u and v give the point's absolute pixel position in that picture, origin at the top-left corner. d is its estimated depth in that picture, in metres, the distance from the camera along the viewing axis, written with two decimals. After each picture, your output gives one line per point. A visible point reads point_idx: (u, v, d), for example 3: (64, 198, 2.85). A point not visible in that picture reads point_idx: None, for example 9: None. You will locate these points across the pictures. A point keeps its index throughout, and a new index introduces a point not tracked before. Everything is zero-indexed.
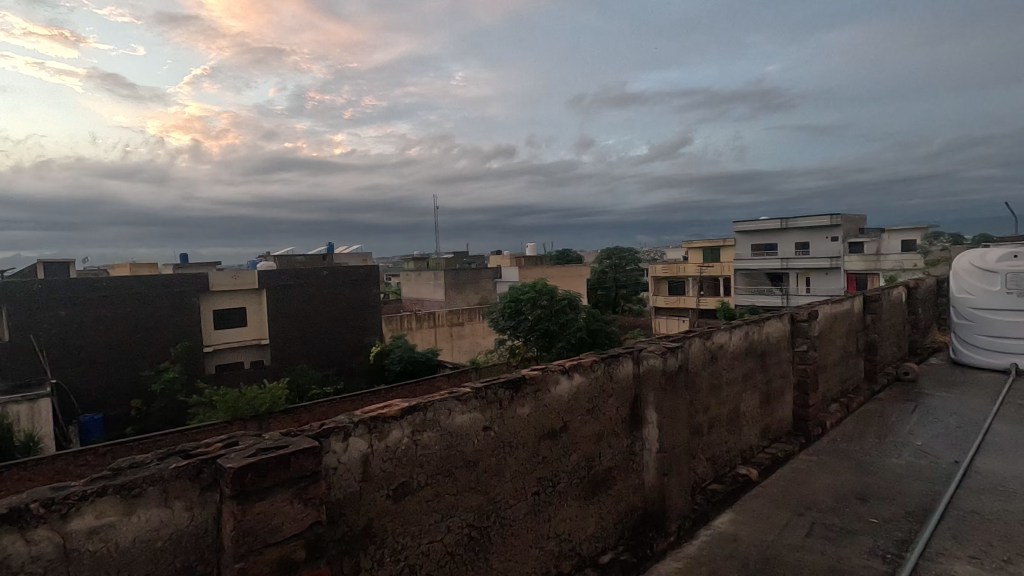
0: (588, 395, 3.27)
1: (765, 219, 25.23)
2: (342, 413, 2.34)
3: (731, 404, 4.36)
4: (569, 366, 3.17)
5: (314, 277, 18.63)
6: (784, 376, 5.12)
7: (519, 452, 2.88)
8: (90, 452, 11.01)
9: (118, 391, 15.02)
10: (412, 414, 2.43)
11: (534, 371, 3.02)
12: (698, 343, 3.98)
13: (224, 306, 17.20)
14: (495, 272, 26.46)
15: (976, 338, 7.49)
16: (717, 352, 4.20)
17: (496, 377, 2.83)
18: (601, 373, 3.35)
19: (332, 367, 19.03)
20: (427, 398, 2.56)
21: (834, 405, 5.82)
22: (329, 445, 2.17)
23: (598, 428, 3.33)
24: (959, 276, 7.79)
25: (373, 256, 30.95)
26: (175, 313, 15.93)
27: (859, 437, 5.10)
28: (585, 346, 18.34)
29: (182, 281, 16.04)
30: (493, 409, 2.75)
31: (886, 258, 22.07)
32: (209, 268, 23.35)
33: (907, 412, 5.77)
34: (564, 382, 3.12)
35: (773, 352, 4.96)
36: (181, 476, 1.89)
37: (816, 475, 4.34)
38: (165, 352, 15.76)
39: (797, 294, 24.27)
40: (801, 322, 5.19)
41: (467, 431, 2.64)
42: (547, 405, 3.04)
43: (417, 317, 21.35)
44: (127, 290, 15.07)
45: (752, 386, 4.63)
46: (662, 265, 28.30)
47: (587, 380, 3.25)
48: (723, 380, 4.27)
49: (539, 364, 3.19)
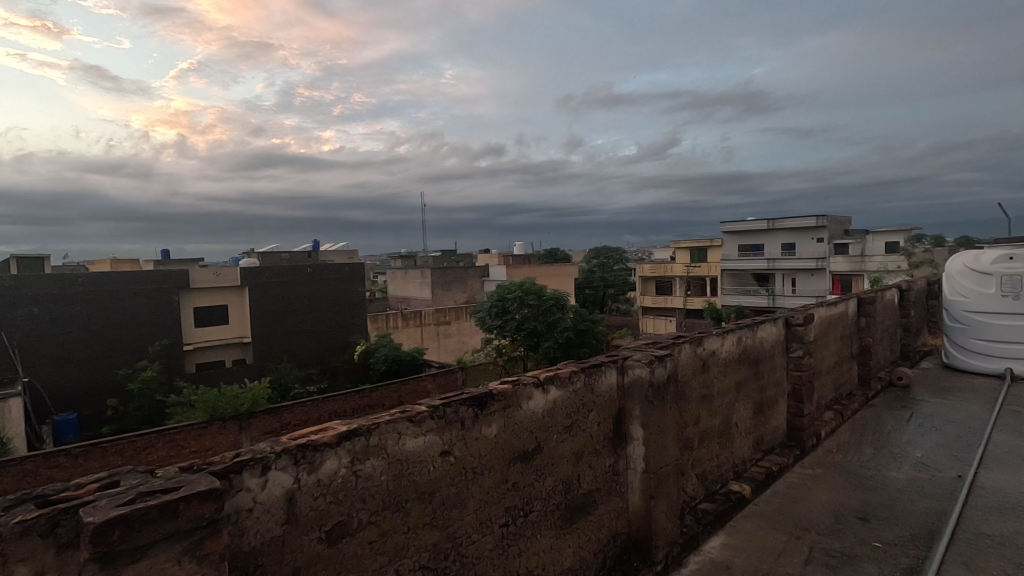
0: (566, 409, 3.13)
1: (752, 220, 25.29)
2: (264, 441, 2.14)
3: (722, 415, 4.23)
4: (543, 379, 3.01)
5: (298, 274, 18.32)
6: (778, 384, 5.03)
7: (488, 476, 2.73)
8: (63, 454, 10.81)
9: (93, 390, 14.59)
10: (351, 440, 2.23)
11: (503, 385, 2.86)
12: (687, 350, 3.85)
13: (205, 304, 16.82)
14: (482, 271, 26.29)
15: (970, 342, 7.48)
16: (709, 359, 4.08)
17: (457, 395, 2.67)
18: (581, 385, 3.22)
19: (315, 366, 18.71)
20: (373, 420, 2.37)
21: (829, 413, 5.75)
22: (240, 481, 1.96)
23: (577, 447, 3.19)
24: (953, 279, 7.75)
25: (359, 254, 30.65)
26: (153, 311, 15.53)
27: (856, 448, 5.02)
28: (572, 346, 18.23)
29: (162, 277, 15.66)
30: (452, 430, 2.59)
31: (871, 259, 22.13)
32: (190, 264, 22.94)
33: (904, 420, 5.70)
34: (538, 397, 2.97)
35: (767, 358, 4.86)
36: (29, 533, 1.63)
37: (812, 492, 4.23)
38: (142, 350, 15.35)
39: (783, 294, 24.39)
40: (796, 325, 5.08)
41: (421, 457, 2.46)
42: (517, 423, 2.88)
43: (403, 316, 21.13)
44: (104, 287, 14.67)
45: (745, 395, 4.53)
46: (649, 265, 28.33)
47: (564, 395, 3.12)
48: (714, 389, 4.14)
49: (510, 377, 3.04)
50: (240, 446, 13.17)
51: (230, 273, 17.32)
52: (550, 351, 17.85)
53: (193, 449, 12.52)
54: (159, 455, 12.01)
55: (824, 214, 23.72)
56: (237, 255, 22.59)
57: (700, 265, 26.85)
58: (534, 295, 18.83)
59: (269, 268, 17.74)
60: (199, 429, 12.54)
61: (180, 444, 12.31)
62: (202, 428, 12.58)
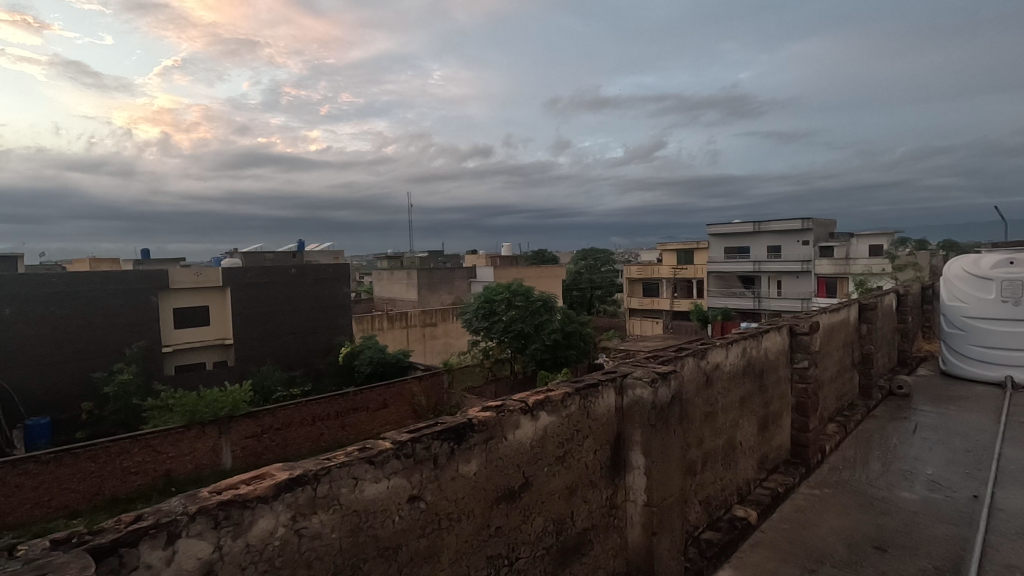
0: (558, 435, 2.97)
1: (738, 222, 25.40)
2: (178, 500, 1.89)
3: (726, 434, 4.12)
4: (532, 406, 2.84)
5: (281, 274, 17.97)
6: (783, 397, 4.96)
7: (468, 518, 2.56)
8: (31, 461, 10.54)
9: (67, 393, 14.14)
10: (291, 492, 2.00)
11: (485, 414, 2.68)
12: (691, 364, 3.71)
13: (185, 305, 16.43)
14: (469, 272, 26.10)
15: (969, 349, 7.46)
16: (713, 372, 3.95)
17: (433, 428, 2.47)
18: (575, 409, 3.06)
19: (299, 368, 18.37)
20: (324, 463, 2.14)
21: (832, 425, 5.70)
22: (135, 558, 1.71)
23: (570, 480, 3.04)
24: (953, 284, 7.72)
25: (344, 254, 30.28)
26: (131, 312, 15.10)
27: (861, 465, 4.94)
28: (559, 348, 18.12)
29: (139, 278, 15.24)
30: (424, 469, 2.39)
31: (856, 262, 22.29)
32: (172, 264, 22.48)
33: (908, 432, 5.65)
34: (525, 425, 2.81)
35: (772, 369, 4.77)
36: None
37: (822, 516, 4.12)
38: (119, 352, 14.91)
39: (768, 296, 24.50)
40: (800, 334, 5.01)
41: (385, 505, 2.25)
42: (501, 456, 2.70)
43: (389, 317, 20.86)
44: (78, 287, 14.23)
45: (749, 410, 4.42)
46: (636, 266, 28.34)
47: (556, 420, 2.95)
48: (718, 406, 4.02)
49: (495, 403, 2.85)
50: (220, 451, 12.88)
51: (212, 273, 16.94)
52: (537, 353, 17.72)
53: (171, 454, 12.17)
54: (135, 461, 11.69)
55: (808, 217, 23.91)
56: (219, 255, 22.13)
57: (687, 266, 26.92)
58: (521, 296, 18.67)
59: (252, 268, 17.40)
60: (176, 434, 12.23)
61: (157, 449, 11.95)
62: (180, 432, 12.28)
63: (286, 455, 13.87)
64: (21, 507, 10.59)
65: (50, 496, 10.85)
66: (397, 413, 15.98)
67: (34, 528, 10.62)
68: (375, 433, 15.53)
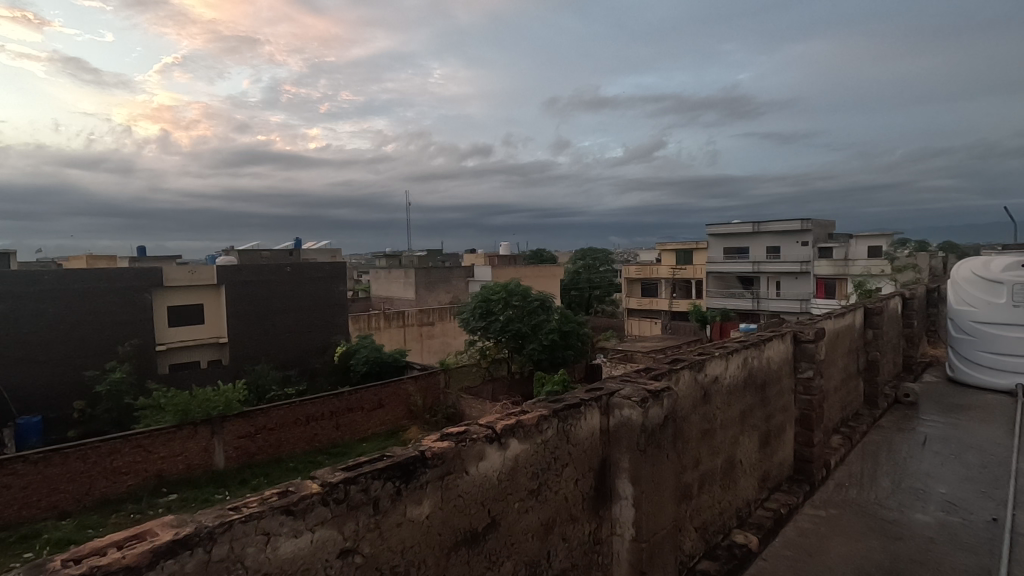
0: (531, 464, 2.81)
1: (737, 222, 25.28)
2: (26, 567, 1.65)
3: (725, 453, 3.99)
4: (500, 433, 2.65)
5: (277, 272, 17.78)
6: (785, 410, 4.85)
7: (421, 569, 2.36)
8: (19, 461, 10.40)
9: (58, 393, 13.94)
10: (174, 557, 1.75)
11: (443, 445, 2.48)
12: (686, 378, 3.57)
13: (179, 303, 16.28)
14: (467, 272, 25.94)
15: (979, 355, 7.35)
16: (712, 386, 3.82)
17: (375, 465, 2.24)
18: (551, 434, 2.90)
19: (294, 367, 18.17)
20: (225, 516, 1.90)
21: (836, 437, 5.60)
22: None
23: (545, 516, 2.88)
24: (960, 288, 7.59)
25: (342, 253, 30.09)
26: (123, 310, 14.92)
27: (867, 482, 4.83)
28: (557, 348, 18.00)
29: (133, 276, 15.06)
30: (364, 516, 2.16)
31: (855, 263, 22.20)
32: (168, 262, 22.30)
33: (917, 445, 5.54)
34: (493, 456, 2.63)
35: (773, 381, 4.65)
36: None
37: (830, 541, 3.98)
38: (111, 351, 14.72)
39: (767, 297, 24.41)
40: (805, 342, 4.88)
41: (306, 563, 2.01)
42: (459, 495, 2.50)
43: (386, 316, 20.69)
44: (71, 285, 14.07)
45: (750, 425, 4.30)
46: (635, 266, 28.17)
47: (527, 448, 2.78)
48: (716, 423, 3.89)
49: (459, 430, 2.67)
50: (213, 451, 12.72)
51: (206, 271, 16.76)
52: (534, 354, 17.62)
53: (163, 454, 12.03)
54: (126, 461, 11.55)
55: (808, 218, 23.78)
56: (215, 254, 21.92)
57: (686, 267, 26.77)
58: (518, 296, 18.50)
59: (247, 266, 17.22)
60: (168, 434, 12.10)
61: (148, 449, 11.83)
62: (172, 432, 12.16)
63: (280, 455, 13.70)
64: (8, 508, 10.38)
65: (39, 497, 10.66)
66: (392, 413, 15.85)
67: (22, 529, 10.35)
68: (370, 433, 15.34)
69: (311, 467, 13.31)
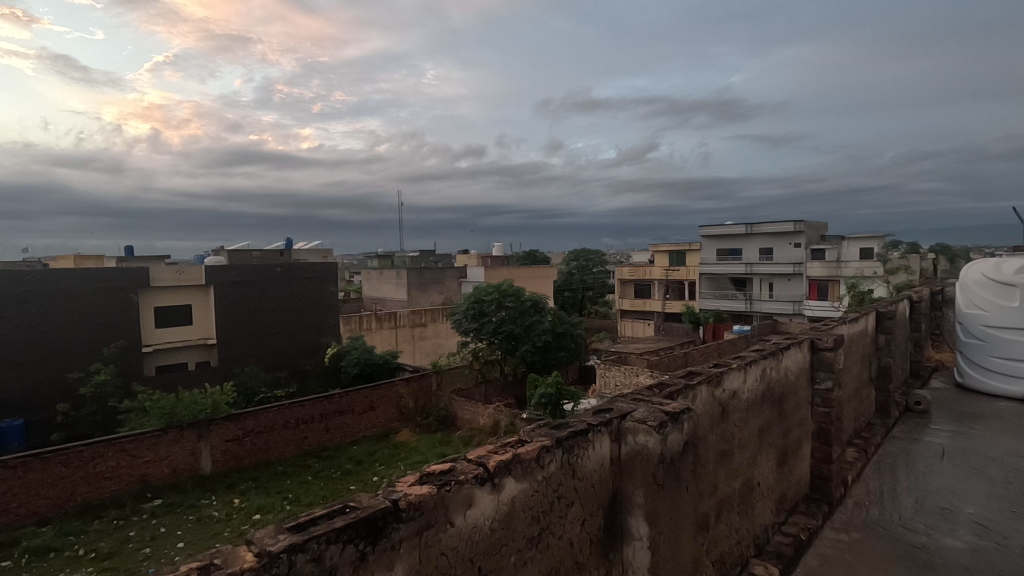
0: (530, 506, 2.62)
1: (730, 224, 25.28)
2: None
3: (744, 475, 3.90)
4: (493, 473, 2.45)
5: (267, 273, 17.51)
6: (803, 424, 4.85)
7: None
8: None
9: (41, 396, 13.61)
10: None
11: (422, 492, 2.23)
12: (705, 394, 3.48)
13: (167, 303, 16.00)
14: (460, 272, 25.75)
15: (990, 360, 7.65)
16: (729, 402, 3.73)
17: (329, 524, 1.97)
18: (554, 469, 2.71)
19: (285, 369, 17.91)
20: None
21: (852, 450, 5.69)
22: None
23: (546, 565, 2.69)
24: (971, 290, 8.11)
25: (333, 254, 29.80)
26: (109, 311, 14.61)
27: (888, 501, 4.86)
28: (550, 349, 17.90)
29: (118, 276, 14.77)
30: None
31: (848, 264, 22.27)
32: (156, 261, 21.95)
33: (937, 459, 5.62)
34: (485, 500, 2.42)
35: (792, 394, 4.67)
36: None
37: (854, 568, 3.92)
38: (96, 352, 14.41)
39: (759, 298, 24.46)
40: (823, 349, 4.95)
41: None
42: (441, 552, 2.26)
43: (377, 317, 20.47)
44: (53, 285, 13.74)
45: (767, 443, 4.24)
46: (628, 267, 28.05)
47: (524, 488, 2.59)
48: (735, 442, 3.80)
49: (444, 469, 2.44)
50: (199, 455, 12.47)
51: (195, 272, 16.47)
52: (527, 355, 17.50)
53: (148, 458, 11.76)
54: (109, 466, 11.28)
55: (800, 219, 23.72)
56: (203, 253, 21.61)
57: (679, 268, 26.72)
58: (511, 297, 18.38)
59: (237, 267, 16.95)
60: (153, 438, 11.84)
61: (132, 454, 11.57)
62: (157, 436, 11.91)
63: (268, 459, 13.44)
64: None
65: (18, 504, 10.34)
66: (384, 416, 15.67)
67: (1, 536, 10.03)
68: (361, 437, 15.13)
69: (302, 471, 13.08)
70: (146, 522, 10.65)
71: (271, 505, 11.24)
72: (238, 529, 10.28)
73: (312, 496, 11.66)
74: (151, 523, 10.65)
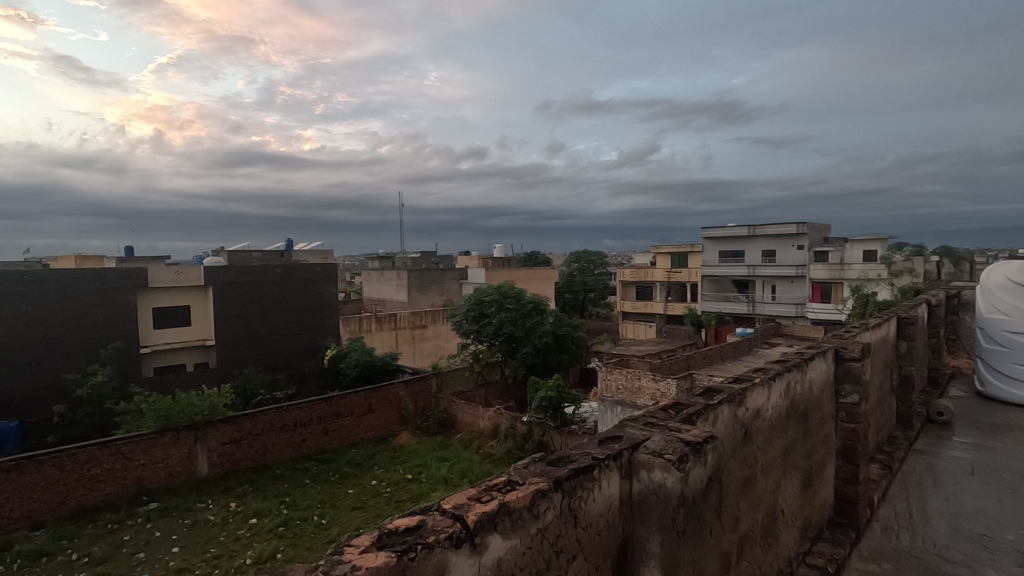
0: (520, 567, 2.21)
1: (733, 226, 25.10)
2: None
3: (770, 500, 3.75)
4: (472, 531, 2.03)
5: (265, 273, 17.34)
6: (827, 440, 4.76)
7: None
8: None
9: (38, 397, 13.46)
10: None
11: (382, 559, 1.85)
12: (728, 413, 3.32)
13: (165, 304, 15.86)
14: (460, 274, 25.59)
15: (1013, 368, 7.49)
16: (752, 422, 3.58)
17: None
18: (553, 518, 2.32)
19: (283, 370, 17.74)
20: None
21: (876, 467, 5.65)
22: None
23: None
24: (991, 293, 8.07)
25: (334, 255, 29.69)
26: (105, 311, 14.45)
27: (919, 525, 4.73)
28: (551, 351, 17.73)
29: (116, 276, 14.64)
30: None
31: (851, 267, 22.09)
32: (156, 262, 21.84)
33: (965, 474, 5.53)
34: (468, 563, 2.02)
35: (817, 409, 4.57)
36: None
37: None
38: (94, 353, 14.26)
39: (762, 301, 24.29)
40: (849, 360, 4.88)
41: None
42: None
43: (377, 318, 20.31)
44: (50, 285, 13.60)
45: (791, 466, 4.10)
46: (629, 269, 27.85)
47: (514, 546, 2.17)
48: (760, 465, 3.65)
49: (413, 525, 2.07)
50: (196, 457, 12.32)
51: (193, 272, 16.31)
52: (528, 358, 17.33)
53: (143, 461, 11.61)
54: (103, 468, 11.12)
55: (804, 222, 23.55)
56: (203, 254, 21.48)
57: (681, 270, 26.51)
58: (512, 300, 18.25)
59: (236, 267, 16.83)
60: (149, 440, 11.69)
61: (128, 456, 11.42)
62: (153, 438, 11.75)
63: (266, 462, 13.29)
64: None
65: (10, 507, 10.17)
66: (383, 418, 15.51)
67: None
68: (360, 439, 14.97)
69: (299, 475, 12.91)
70: (142, 525, 10.50)
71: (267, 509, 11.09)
72: (234, 533, 10.17)
73: (309, 500, 11.50)
74: (145, 526, 10.51)
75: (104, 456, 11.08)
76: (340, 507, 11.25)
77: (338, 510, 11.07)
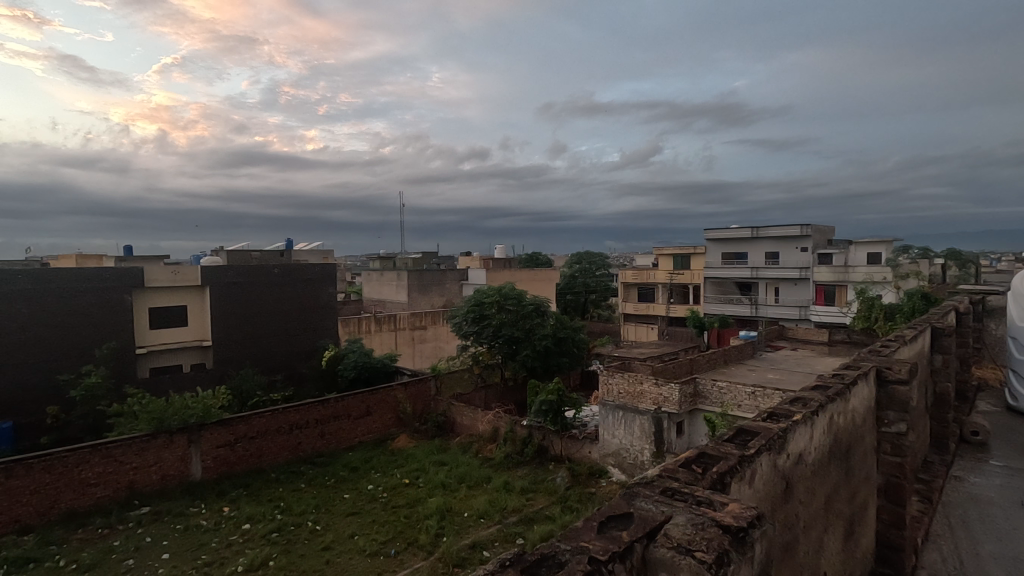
0: None
1: (736, 228, 24.84)
2: None
3: (813, 552, 3.54)
4: None
5: (264, 273, 17.14)
6: (869, 478, 4.51)
7: None
8: None
9: (30, 397, 13.23)
10: None
11: None
12: (767, 465, 3.06)
13: (162, 304, 15.66)
14: (461, 274, 25.41)
15: None
16: (794, 470, 3.34)
17: None
18: None
19: (281, 372, 17.54)
20: None
21: (916, 498, 5.46)
22: None
23: None
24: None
25: (335, 256, 29.56)
26: (100, 311, 14.24)
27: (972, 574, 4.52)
28: (552, 354, 17.48)
29: (113, 276, 14.45)
30: None
31: (855, 270, 21.63)
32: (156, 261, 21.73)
33: (1014, 507, 5.33)
34: None
35: (858, 443, 4.32)
36: None
37: None
38: (88, 354, 14.02)
39: (766, 303, 24.03)
40: (894, 383, 4.63)
41: None
42: None
43: (377, 319, 20.09)
44: (42, 283, 13.38)
45: (834, 515, 3.86)
46: (632, 270, 27.63)
47: None
48: (800, 517, 3.39)
49: None
50: (189, 461, 12.10)
51: (191, 272, 16.08)
52: (527, 361, 17.10)
53: (135, 465, 11.38)
54: (94, 472, 10.89)
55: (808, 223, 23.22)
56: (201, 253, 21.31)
57: (684, 272, 26.25)
58: (513, 301, 18.00)
59: (234, 267, 16.59)
60: (141, 443, 11.44)
61: (119, 459, 11.19)
62: (145, 441, 11.50)
63: (261, 465, 13.05)
64: None
65: None
66: (381, 421, 15.31)
67: None
68: (356, 442, 14.73)
69: (294, 479, 12.67)
70: (132, 531, 10.27)
71: (261, 514, 10.83)
72: (226, 540, 9.92)
73: (303, 504, 11.26)
74: (136, 532, 10.25)
75: (95, 459, 10.85)
76: (335, 512, 11.02)
77: (332, 516, 10.82)
